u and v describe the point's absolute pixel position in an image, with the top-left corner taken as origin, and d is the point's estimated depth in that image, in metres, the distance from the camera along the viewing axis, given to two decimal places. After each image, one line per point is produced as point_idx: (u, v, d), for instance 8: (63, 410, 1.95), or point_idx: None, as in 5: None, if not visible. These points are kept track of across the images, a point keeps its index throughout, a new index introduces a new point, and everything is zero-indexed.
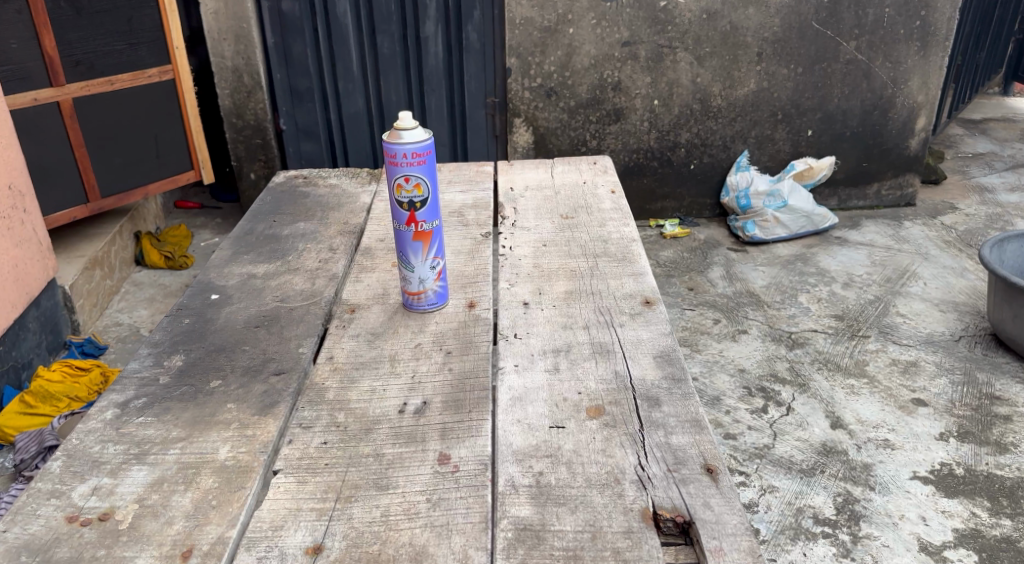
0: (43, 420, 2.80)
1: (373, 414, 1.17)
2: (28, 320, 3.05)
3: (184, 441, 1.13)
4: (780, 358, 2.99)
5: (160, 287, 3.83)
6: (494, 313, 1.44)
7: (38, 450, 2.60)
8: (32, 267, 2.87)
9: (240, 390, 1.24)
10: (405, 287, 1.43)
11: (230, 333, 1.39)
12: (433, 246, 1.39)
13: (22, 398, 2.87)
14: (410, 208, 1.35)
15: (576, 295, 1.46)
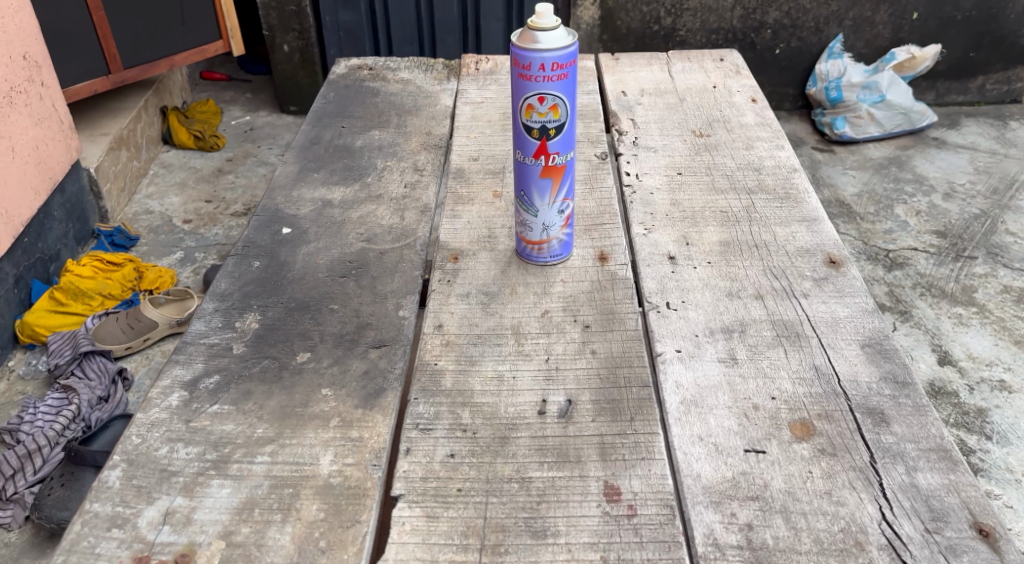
0: (75, 321, 2.61)
1: (506, 415, 0.91)
2: (53, 208, 2.79)
3: (274, 444, 0.88)
4: (879, 281, 2.51)
5: (191, 170, 3.54)
6: (631, 270, 1.16)
7: (74, 356, 2.38)
8: (52, 148, 2.70)
9: (334, 369, 0.98)
10: (521, 234, 1.14)
11: (312, 285, 1.12)
12: (564, 184, 1.08)
13: (52, 294, 2.64)
14: (541, 135, 1.03)
15: (739, 248, 1.19)
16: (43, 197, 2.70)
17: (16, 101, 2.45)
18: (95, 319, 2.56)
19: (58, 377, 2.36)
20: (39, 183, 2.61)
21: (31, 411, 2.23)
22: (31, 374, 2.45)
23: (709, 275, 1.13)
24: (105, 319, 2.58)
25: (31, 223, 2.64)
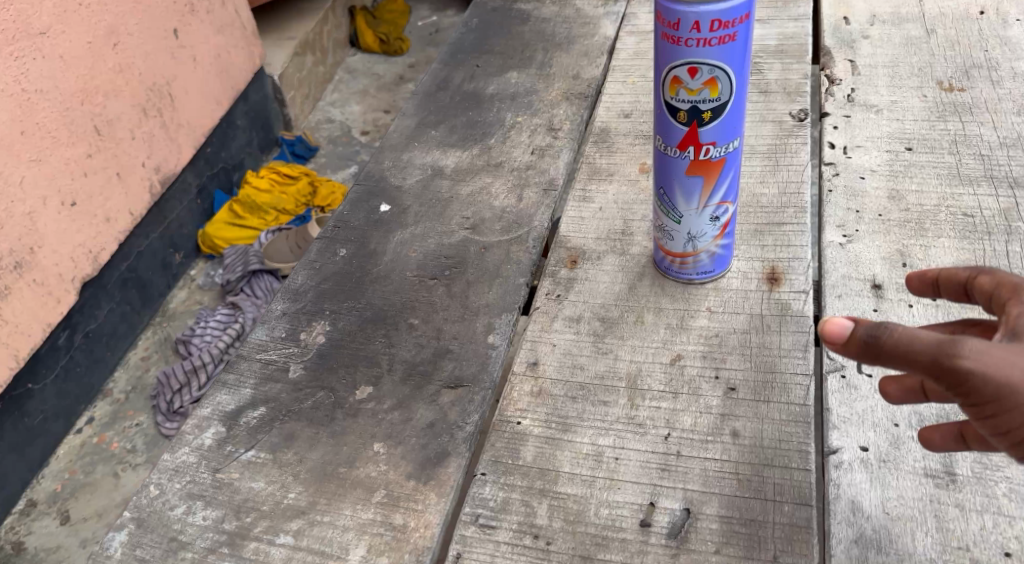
0: (251, 234, 2.65)
1: (598, 524, 0.68)
2: (236, 116, 2.80)
3: (303, 518, 0.71)
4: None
5: (373, 77, 3.46)
6: (810, 302, 0.84)
7: (244, 274, 2.44)
8: (238, 60, 2.74)
9: (392, 415, 0.78)
10: (659, 241, 0.85)
11: (393, 290, 0.91)
12: (723, 185, 0.77)
13: (231, 206, 2.69)
14: (691, 121, 0.73)
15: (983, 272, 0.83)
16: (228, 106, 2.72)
17: (199, 11, 2.50)
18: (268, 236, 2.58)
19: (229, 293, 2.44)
20: (222, 91, 2.67)
21: (203, 324, 2.33)
22: (209, 285, 2.54)
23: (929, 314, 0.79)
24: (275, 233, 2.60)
25: (213, 133, 2.68)
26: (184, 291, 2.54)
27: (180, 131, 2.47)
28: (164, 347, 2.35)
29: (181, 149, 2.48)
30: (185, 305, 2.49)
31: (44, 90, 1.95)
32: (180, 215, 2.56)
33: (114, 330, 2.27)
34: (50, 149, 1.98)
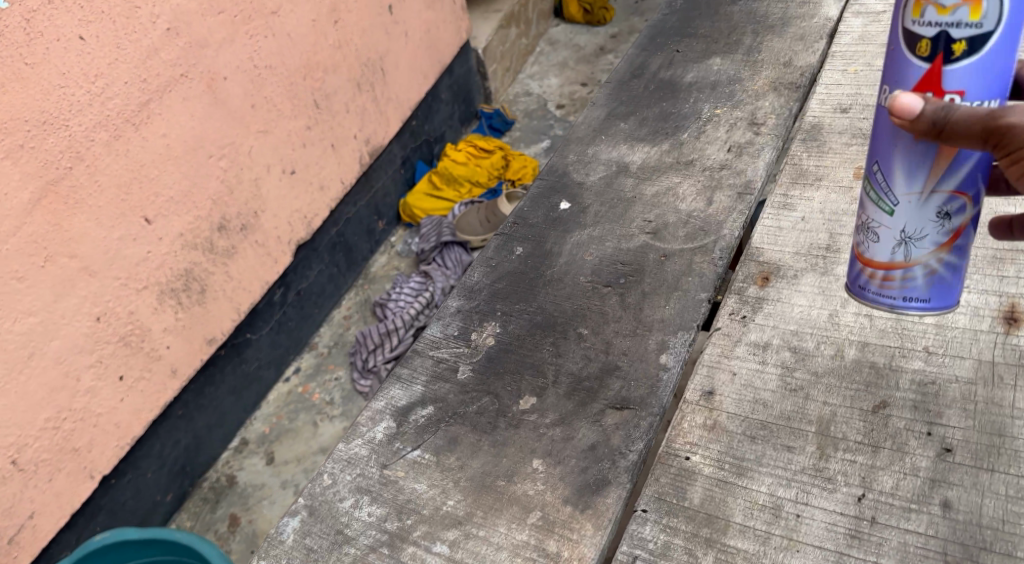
0: (446, 205, 2.75)
1: None
2: (440, 90, 2.93)
3: (459, 527, 0.85)
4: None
5: (574, 49, 3.41)
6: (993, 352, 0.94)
7: (436, 244, 2.55)
8: (445, 31, 2.85)
9: (557, 431, 0.91)
10: (870, 247, 0.93)
11: (566, 294, 1.05)
12: (957, 170, 0.83)
13: (430, 178, 2.81)
14: (939, 49, 0.77)
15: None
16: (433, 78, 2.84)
17: None
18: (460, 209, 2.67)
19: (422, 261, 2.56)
20: (428, 64, 2.80)
21: (398, 287, 2.48)
22: (406, 254, 2.71)
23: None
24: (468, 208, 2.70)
25: (418, 106, 2.81)
26: (385, 257, 2.73)
27: (388, 104, 2.64)
28: (364, 308, 2.56)
29: (390, 121, 2.66)
30: (384, 270, 2.69)
31: (273, 66, 2.14)
32: (385, 184, 2.74)
33: (322, 289, 2.49)
34: (276, 121, 2.18)
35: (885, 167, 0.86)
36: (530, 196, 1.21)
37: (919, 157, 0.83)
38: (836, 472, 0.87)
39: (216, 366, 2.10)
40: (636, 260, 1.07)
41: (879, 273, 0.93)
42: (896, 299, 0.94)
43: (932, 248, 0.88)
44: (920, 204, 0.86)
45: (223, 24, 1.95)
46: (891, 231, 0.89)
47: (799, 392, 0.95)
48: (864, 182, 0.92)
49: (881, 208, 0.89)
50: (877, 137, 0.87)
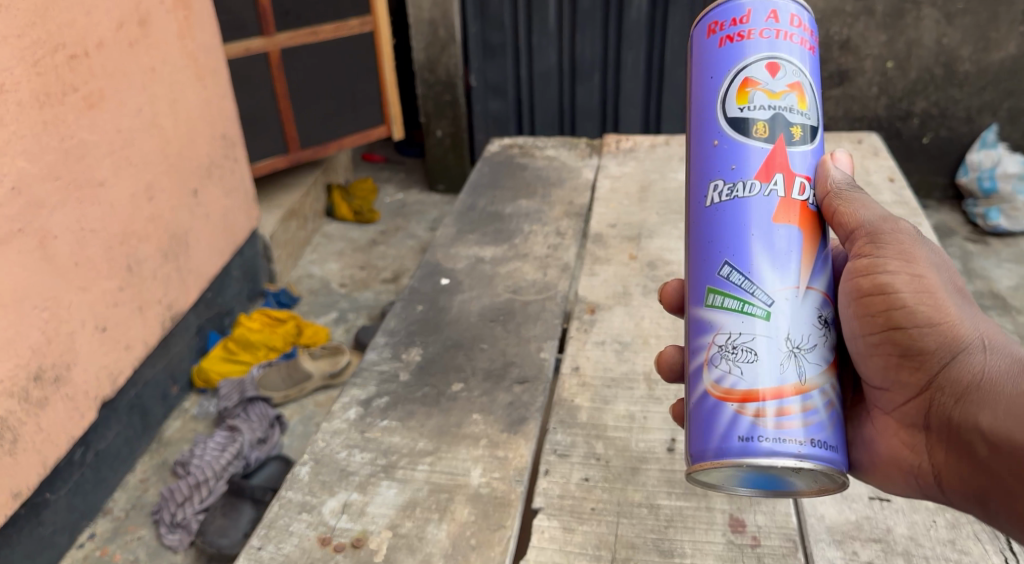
0: (242, 369, 2.83)
1: (637, 449, 0.99)
2: (232, 269, 3.04)
3: (433, 455, 0.99)
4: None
5: (348, 241, 3.84)
6: None
7: (241, 400, 2.62)
8: (240, 216, 2.95)
9: (484, 398, 1.09)
10: (745, 385, 0.73)
11: (465, 327, 1.25)
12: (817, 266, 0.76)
13: (225, 344, 2.88)
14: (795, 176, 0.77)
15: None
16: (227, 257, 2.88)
17: (214, 174, 2.71)
18: (260, 369, 2.78)
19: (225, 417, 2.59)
20: (226, 244, 2.85)
21: (202, 445, 2.45)
22: (202, 415, 2.71)
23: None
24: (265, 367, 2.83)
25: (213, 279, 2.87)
26: (179, 420, 2.69)
27: (189, 274, 2.60)
28: (161, 471, 2.49)
29: (189, 290, 2.60)
30: (180, 434, 2.63)
31: (96, 231, 2.10)
32: (181, 350, 2.73)
33: (118, 452, 2.40)
34: (95, 280, 2.11)
35: (748, 259, 0.75)
36: (418, 275, 1.39)
37: (787, 242, 0.75)
38: (662, 393, 1.08)
39: (15, 523, 1.96)
40: (506, 306, 1.30)
41: (766, 406, 0.72)
42: (796, 443, 0.70)
43: (822, 369, 0.74)
44: (796, 311, 0.74)
45: (57, 188, 1.94)
46: (774, 339, 0.73)
47: (629, 359, 1.16)
48: (710, 305, 0.77)
49: (751, 315, 0.74)
50: (732, 230, 0.76)
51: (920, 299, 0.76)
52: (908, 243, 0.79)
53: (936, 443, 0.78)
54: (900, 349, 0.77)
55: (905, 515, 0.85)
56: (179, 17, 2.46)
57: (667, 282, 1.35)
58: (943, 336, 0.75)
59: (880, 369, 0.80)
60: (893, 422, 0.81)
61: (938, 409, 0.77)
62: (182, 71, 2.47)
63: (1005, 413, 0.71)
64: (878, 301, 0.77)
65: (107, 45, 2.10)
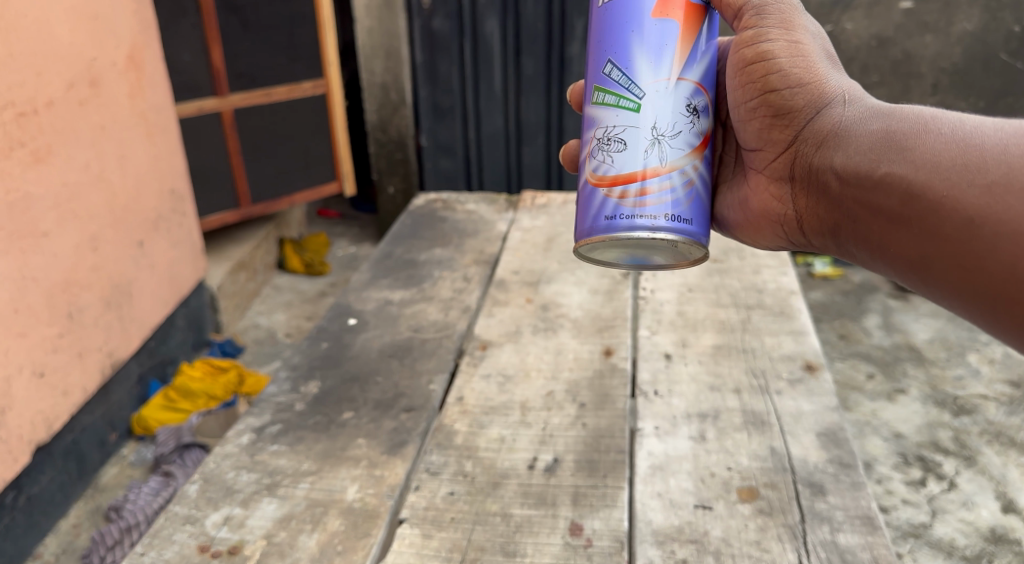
0: (181, 416, 2.55)
1: (501, 466, 1.09)
2: (177, 317, 2.81)
3: (314, 475, 1.09)
4: (943, 425, 2.31)
5: (297, 293, 3.68)
6: (631, 363, 1.33)
7: (178, 446, 2.39)
8: (184, 270, 2.81)
9: (370, 424, 1.19)
10: (615, 171, 0.94)
11: (365, 362, 1.36)
12: (689, 62, 0.94)
13: (167, 391, 2.62)
14: None
15: (909, 141, 0.85)
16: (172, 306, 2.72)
17: (160, 227, 2.61)
18: (198, 416, 2.50)
19: (162, 464, 2.34)
20: (170, 296, 2.68)
21: (136, 492, 2.24)
22: (139, 462, 2.44)
23: (875, 105, 0.94)
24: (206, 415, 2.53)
25: (156, 328, 2.64)
26: (116, 467, 2.42)
27: (132, 324, 2.41)
28: (96, 518, 2.24)
29: (131, 342, 2.41)
30: (115, 481, 2.38)
31: (38, 279, 1.96)
32: (120, 398, 2.47)
33: (51, 500, 2.14)
34: (33, 325, 1.94)
35: (625, 57, 0.93)
36: (326, 317, 1.51)
37: (661, 36, 0.92)
38: (534, 419, 1.19)
39: None
40: (404, 344, 1.41)
41: (630, 189, 0.93)
42: (652, 218, 0.92)
43: (684, 153, 0.94)
44: (663, 100, 0.93)
45: (0, 238, 1.83)
46: (640, 129, 0.93)
47: (509, 390, 1.26)
48: (597, 101, 0.97)
49: (625, 108, 0.94)
50: (616, 29, 0.94)
51: (793, 62, 1.00)
52: (788, 16, 1.02)
53: (798, 189, 1.02)
54: (775, 109, 1.03)
55: (722, 520, 0.97)
56: (130, 78, 2.44)
57: (556, 321, 1.47)
58: (809, 96, 0.99)
59: (760, 129, 1.06)
60: (766, 179, 1.09)
61: (802, 158, 1.01)
62: (131, 129, 2.42)
63: (847, 151, 0.92)
64: (756, 68, 1.02)
65: (56, 104, 2.04)
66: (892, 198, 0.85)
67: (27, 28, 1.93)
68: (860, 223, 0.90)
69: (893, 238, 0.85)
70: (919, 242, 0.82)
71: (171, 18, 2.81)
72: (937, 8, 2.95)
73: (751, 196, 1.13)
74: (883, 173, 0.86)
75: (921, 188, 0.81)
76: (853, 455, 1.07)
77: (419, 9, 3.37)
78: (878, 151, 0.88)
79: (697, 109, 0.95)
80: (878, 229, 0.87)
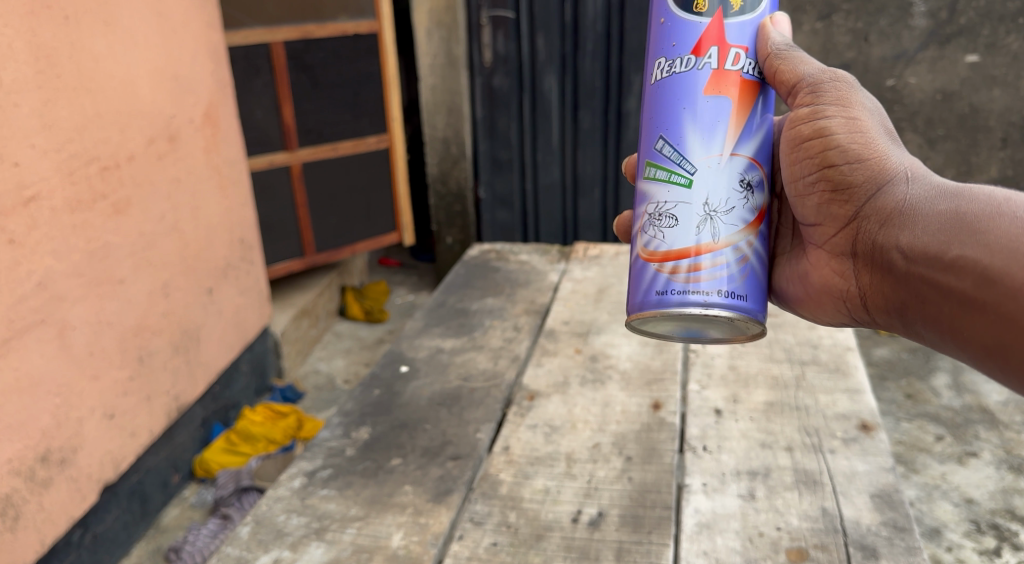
0: (241, 460, 2.57)
1: (545, 518, 1.09)
2: (241, 362, 2.87)
3: (362, 521, 1.11)
4: (1018, 492, 2.18)
5: (356, 339, 3.73)
6: (681, 417, 1.32)
7: (237, 490, 2.40)
8: (251, 316, 2.91)
9: (417, 471, 1.21)
10: (668, 246, 0.91)
11: (415, 409, 1.38)
12: (744, 138, 0.90)
13: (228, 435, 2.65)
14: (726, 53, 0.89)
15: (981, 221, 0.80)
16: (237, 352, 2.79)
17: (229, 275, 2.71)
18: (257, 460, 2.52)
19: (220, 507, 2.36)
20: (235, 341, 2.77)
21: (194, 536, 2.24)
22: (199, 504, 2.47)
23: (940, 183, 0.88)
24: (266, 459, 2.55)
25: (222, 372, 2.69)
26: (177, 508, 2.46)
27: (198, 368, 2.49)
28: (156, 558, 2.27)
29: (197, 384, 2.49)
30: (176, 521, 2.41)
31: (112, 323, 2.06)
32: (183, 440, 2.51)
33: (115, 539, 2.17)
34: (106, 369, 2.03)
35: (677, 134, 0.91)
36: (379, 364, 1.55)
37: (714, 112, 0.89)
38: (579, 471, 1.19)
39: None
40: (453, 393, 1.43)
41: (682, 265, 0.90)
42: (703, 295, 0.89)
43: (738, 229, 0.91)
44: (717, 175, 0.89)
45: (80, 283, 1.94)
46: (691, 205, 0.90)
47: (555, 441, 1.27)
48: (647, 176, 0.94)
49: (675, 184, 0.91)
50: (667, 105, 0.91)
51: (853, 137, 0.95)
52: (846, 93, 0.97)
53: (861, 266, 0.96)
54: (833, 185, 0.97)
55: None
56: (207, 133, 2.58)
57: (605, 372, 1.47)
58: (869, 172, 0.93)
59: (818, 205, 1.00)
60: (825, 254, 1.02)
61: (864, 234, 0.94)
62: (206, 182, 2.56)
63: (915, 231, 0.86)
64: (815, 144, 0.97)
65: (137, 159, 2.17)
66: (965, 280, 0.79)
67: (115, 90, 2.08)
68: (929, 305, 0.84)
69: (967, 323, 0.79)
70: (996, 329, 0.76)
71: (246, 78, 2.98)
72: (1005, 61, 2.88)
73: (812, 272, 1.06)
74: (954, 255, 0.80)
75: (998, 273, 0.76)
76: (908, 519, 1.05)
77: (480, 67, 3.49)
78: (948, 231, 0.83)
79: (751, 184, 0.91)
80: (949, 313, 0.81)
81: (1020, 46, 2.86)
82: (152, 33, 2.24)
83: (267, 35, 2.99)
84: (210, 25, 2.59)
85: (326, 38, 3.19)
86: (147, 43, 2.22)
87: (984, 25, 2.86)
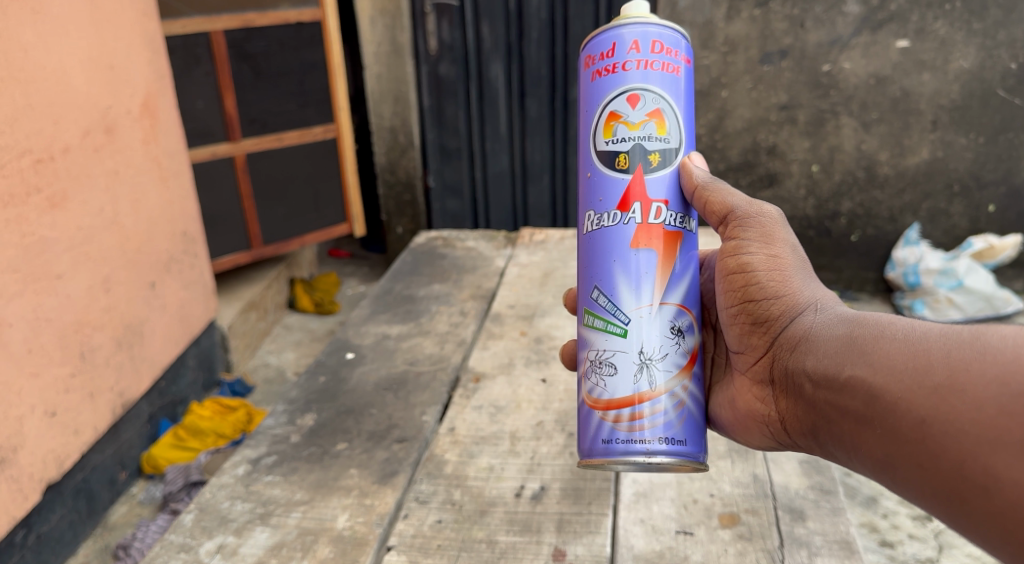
0: (190, 455, 2.53)
1: (489, 495, 1.11)
2: (188, 357, 2.82)
3: (307, 504, 1.12)
4: None
5: (307, 331, 3.69)
6: None
7: (186, 485, 2.36)
8: (197, 311, 2.87)
9: (363, 455, 1.22)
10: (607, 395, 0.94)
11: (361, 395, 1.40)
12: (671, 285, 0.95)
13: (175, 431, 2.60)
14: (646, 207, 0.95)
15: (869, 341, 0.82)
16: (183, 347, 2.75)
17: (172, 269, 2.66)
18: (209, 454, 2.48)
19: (170, 502, 2.32)
20: (181, 335, 2.73)
21: (142, 533, 2.19)
22: (148, 500, 2.42)
23: (844, 312, 0.90)
24: (215, 454, 2.51)
25: (168, 367, 2.65)
26: (126, 506, 2.41)
27: (142, 363, 2.45)
28: (104, 555, 2.22)
29: (142, 380, 2.44)
30: (124, 518, 2.36)
31: (51, 319, 2.01)
32: (130, 436, 2.46)
33: (61, 538, 2.13)
34: (45, 366, 1.98)
35: (610, 284, 0.95)
36: (325, 352, 1.55)
37: (640, 265, 0.94)
38: (522, 448, 1.22)
39: None
40: (399, 379, 1.44)
41: (623, 413, 0.93)
42: (645, 444, 0.92)
43: (672, 373, 0.94)
44: (650, 324, 0.94)
45: (15, 279, 1.88)
46: (628, 353, 0.94)
47: (500, 421, 1.29)
48: (586, 323, 0.98)
49: (612, 333, 0.95)
50: (600, 256, 0.96)
51: (771, 275, 0.97)
52: (768, 228, 0.99)
53: (777, 393, 0.95)
54: (753, 316, 0.99)
55: (703, 545, 1.01)
56: (145, 125, 2.52)
57: (549, 353, 1.50)
58: (785, 304, 0.95)
59: (739, 334, 1.01)
60: (747, 381, 1.02)
61: (779, 361, 0.95)
62: (146, 174, 2.51)
63: (816, 355, 0.88)
64: (737, 278, 1.00)
65: (73, 151, 2.12)
66: (856, 400, 0.81)
67: (45, 81, 2.01)
68: (833, 425, 0.85)
69: (861, 439, 0.81)
70: (884, 445, 0.78)
71: (186, 67, 2.92)
72: (934, 46, 2.99)
73: (736, 397, 1.04)
74: (847, 375, 0.82)
75: (882, 390, 0.78)
76: (834, 482, 1.11)
77: (426, 55, 3.47)
78: (842, 352, 0.85)
79: (682, 330, 0.95)
80: (848, 431, 0.82)
81: (948, 31, 2.96)
82: (84, 22, 2.18)
83: (207, 23, 2.93)
84: (145, 14, 2.53)
85: (267, 26, 3.14)
86: (78, 34, 2.15)
87: (914, 11, 2.95)
